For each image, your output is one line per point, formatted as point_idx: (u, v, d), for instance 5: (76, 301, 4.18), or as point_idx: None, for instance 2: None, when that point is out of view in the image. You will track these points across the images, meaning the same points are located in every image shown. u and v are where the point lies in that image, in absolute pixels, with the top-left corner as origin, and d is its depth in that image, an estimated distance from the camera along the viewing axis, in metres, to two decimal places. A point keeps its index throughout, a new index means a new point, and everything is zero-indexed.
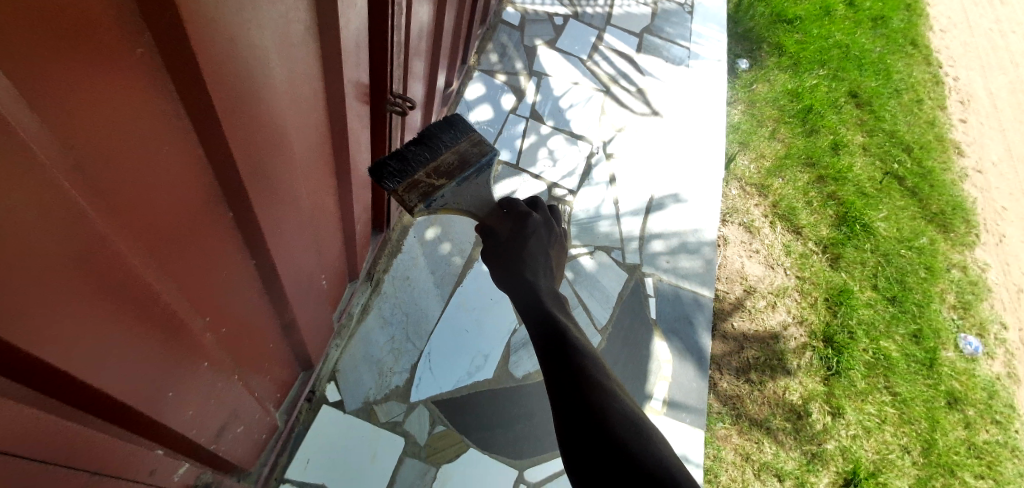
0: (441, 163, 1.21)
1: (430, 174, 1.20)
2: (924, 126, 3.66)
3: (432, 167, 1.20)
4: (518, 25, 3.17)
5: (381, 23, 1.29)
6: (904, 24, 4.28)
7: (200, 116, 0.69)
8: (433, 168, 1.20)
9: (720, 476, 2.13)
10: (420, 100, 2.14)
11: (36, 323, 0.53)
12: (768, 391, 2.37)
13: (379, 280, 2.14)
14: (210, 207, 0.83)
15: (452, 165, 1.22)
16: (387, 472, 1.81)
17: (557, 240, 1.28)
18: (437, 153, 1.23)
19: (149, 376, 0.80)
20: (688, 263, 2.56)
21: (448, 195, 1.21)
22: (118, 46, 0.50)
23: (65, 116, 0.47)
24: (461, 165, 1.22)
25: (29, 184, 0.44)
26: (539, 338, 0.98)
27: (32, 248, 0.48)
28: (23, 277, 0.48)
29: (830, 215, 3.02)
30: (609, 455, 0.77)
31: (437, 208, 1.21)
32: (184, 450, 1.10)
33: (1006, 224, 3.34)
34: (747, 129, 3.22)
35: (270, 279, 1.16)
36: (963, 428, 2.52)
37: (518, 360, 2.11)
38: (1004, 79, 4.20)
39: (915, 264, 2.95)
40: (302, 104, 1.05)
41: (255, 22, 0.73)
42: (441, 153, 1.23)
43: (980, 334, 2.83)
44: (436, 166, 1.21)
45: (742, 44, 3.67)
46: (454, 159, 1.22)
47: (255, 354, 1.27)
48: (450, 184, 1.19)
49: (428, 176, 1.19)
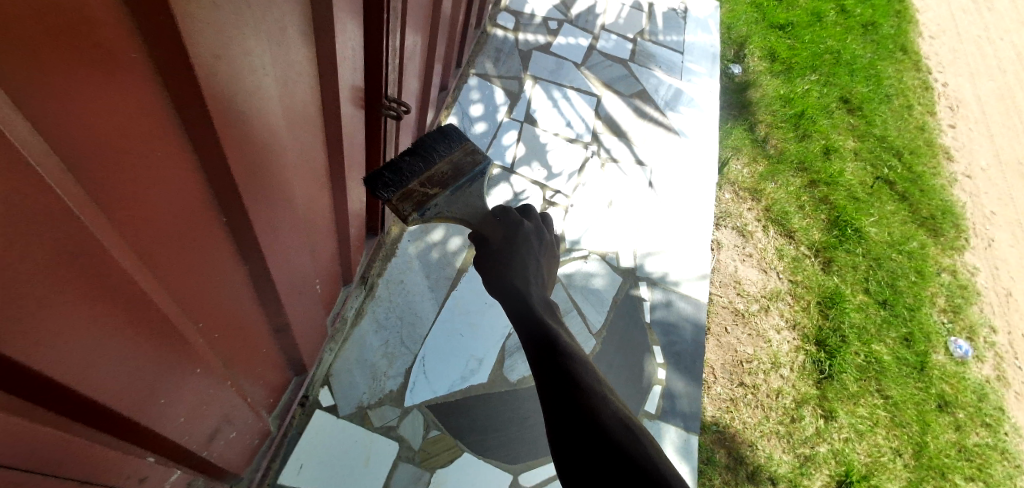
0: (436, 172, 1.23)
1: (424, 183, 1.21)
2: (914, 131, 3.70)
3: (427, 177, 1.21)
4: (513, 31, 3.25)
5: (378, 28, 1.30)
6: (895, 31, 4.34)
7: (195, 121, 0.69)
8: (427, 177, 1.21)
9: (715, 480, 2.13)
10: (416, 103, 2.16)
11: (27, 324, 0.52)
12: (760, 394, 2.39)
13: (373, 283, 2.15)
14: (203, 209, 0.82)
15: (446, 175, 1.23)
16: (381, 477, 1.80)
17: (551, 243, 1.28)
18: (431, 163, 1.24)
19: (139, 380, 0.79)
20: (676, 283, 2.53)
21: (441, 203, 1.22)
22: (110, 49, 0.49)
23: (62, 118, 0.47)
24: (455, 175, 1.23)
25: (30, 189, 0.45)
26: (530, 343, 0.98)
27: (22, 254, 0.48)
28: (13, 282, 0.48)
29: (822, 220, 3.05)
30: (599, 453, 0.78)
31: (431, 217, 1.21)
32: (176, 454, 1.09)
33: (995, 228, 3.38)
34: (740, 135, 3.27)
35: (263, 284, 1.16)
36: (954, 431, 2.54)
37: (513, 364, 2.12)
38: (993, 85, 4.26)
39: (906, 268, 2.98)
40: (298, 108, 1.05)
41: (250, 27, 0.74)
42: (435, 163, 1.24)
43: (970, 337, 2.86)
44: (430, 176, 1.22)
45: (734, 50, 3.72)
46: (448, 169, 1.23)
47: (247, 360, 1.26)
48: (445, 192, 1.21)
49: (422, 186, 1.20)
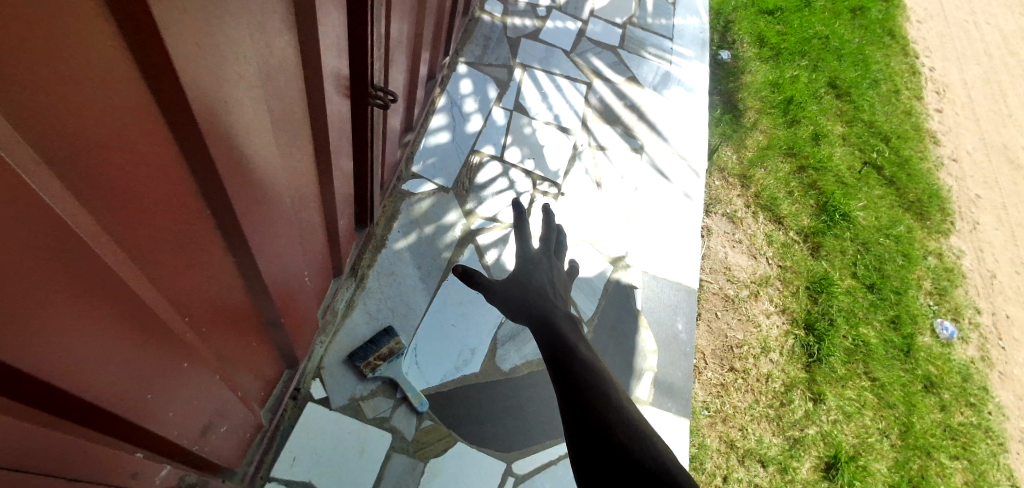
0: (383, 351, 1.92)
1: (376, 358, 1.90)
2: (901, 116, 3.72)
3: (376, 355, 1.91)
4: (501, 17, 3.20)
5: (364, 14, 1.26)
6: (882, 16, 4.34)
7: (181, 119, 0.68)
8: (377, 355, 1.90)
9: (706, 464, 2.16)
10: (404, 90, 2.11)
11: (25, 322, 0.52)
12: (750, 379, 2.42)
13: (364, 275, 2.14)
14: (192, 208, 0.81)
15: (387, 352, 1.92)
16: (376, 468, 1.80)
17: (562, 272, 1.38)
18: (380, 344, 1.92)
19: (127, 379, 0.78)
20: (668, 271, 2.53)
21: (386, 369, 1.92)
22: (92, 47, 0.48)
23: (48, 122, 0.46)
24: (392, 353, 1.93)
25: (21, 195, 0.44)
26: (550, 357, 1.03)
27: (16, 258, 0.47)
28: (8, 286, 0.47)
29: (811, 205, 3.07)
30: (610, 452, 0.79)
31: (379, 375, 1.93)
32: (169, 450, 1.08)
33: (980, 212, 3.42)
34: (729, 121, 3.25)
35: (252, 278, 1.14)
36: (939, 411, 2.59)
37: (506, 353, 2.12)
38: (978, 69, 4.29)
39: (893, 252, 3.01)
40: (283, 97, 1.02)
41: (231, 15, 0.71)
42: (382, 344, 1.93)
43: (955, 319, 2.91)
44: (378, 354, 1.91)
45: (724, 36, 3.70)
46: (388, 350, 1.92)
47: (237, 355, 1.24)
48: (385, 362, 1.92)
49: (376, 360, 1.90)
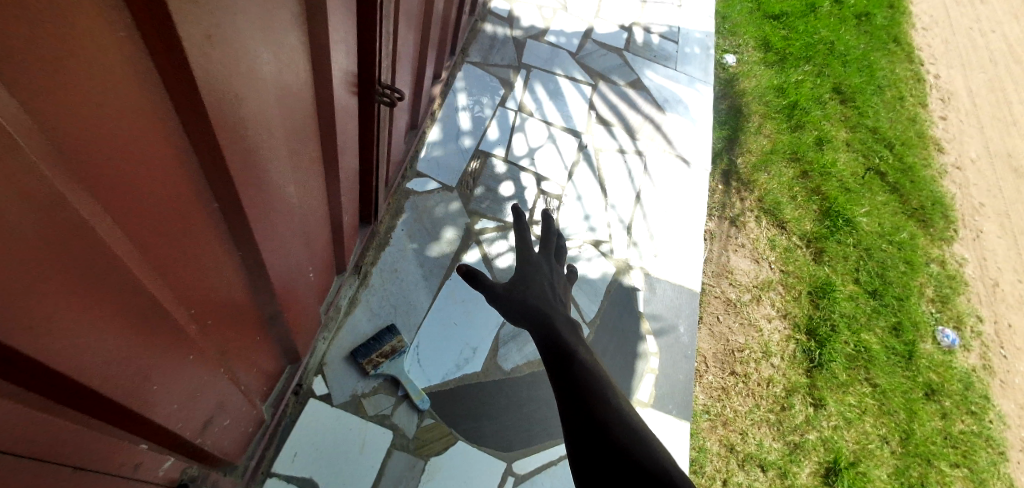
0: (386, 347, 1.92)
1: (379, 355, 1.90)
2: (905, 123, 3.72)
3: (380, 352, 1.90)
4: (507, 18, 3.22)
5: (372, 10, 1.26)
6: (888, 22, 4.33)
7: (188, 113, 0.68)
8: (380, 352, 1.90)
9: (706, 467, 2.17)
10: (410, 89, 2.11)
11: (24, 319, 0.52)
12: (751, 383, 2.42)
13: (367, 272, 2.14)
14: (197, 202, 0.81)
15: (390, 350, 1.92)
16: (376, 465, 1.80)
17: (562, 275, 1.38)
18: (383, 341, 1.92)
19: (130, 370, 0.78)
20: (670, 274, 2.54)
21: (387, 366, 1.93)
22: (103, 39, 0.48)
23: (58, 112, 0.46)
24: (394, 350, 1.93)
25: (27, 182, 0.44)
26: (549, 359, 1.03)
27: (20, 245, 0.47)
28: (13, 271, 0.47)
29: (814, 210, 3.07)
30: (610, 454, 0.80)
31: (380, 373, 1.93)
32: (171, 442, 1.08)
33: (983, 220, 3.42)
34: (733, 125, 3.25)
35: (257, 272, 1.14)
36: (940, 419, 2.59)
37: (507, 353, 2.13)
38: (984, 76, 4.28)
39: (895, 258, 3.01)
40: (291, 93, 1.02)
41: (242, 9, 0.71)
42: (385, 341, 1.92)
43: (956, 327, 2.91)
44: (381, 351, 1.91)
45: (730, 40, 3.70)
46: (390, 348, 1.92)
47: (239, 349, 1.24)
48: (387, 360, 1.92)
49: (378, 357, 1.90)
